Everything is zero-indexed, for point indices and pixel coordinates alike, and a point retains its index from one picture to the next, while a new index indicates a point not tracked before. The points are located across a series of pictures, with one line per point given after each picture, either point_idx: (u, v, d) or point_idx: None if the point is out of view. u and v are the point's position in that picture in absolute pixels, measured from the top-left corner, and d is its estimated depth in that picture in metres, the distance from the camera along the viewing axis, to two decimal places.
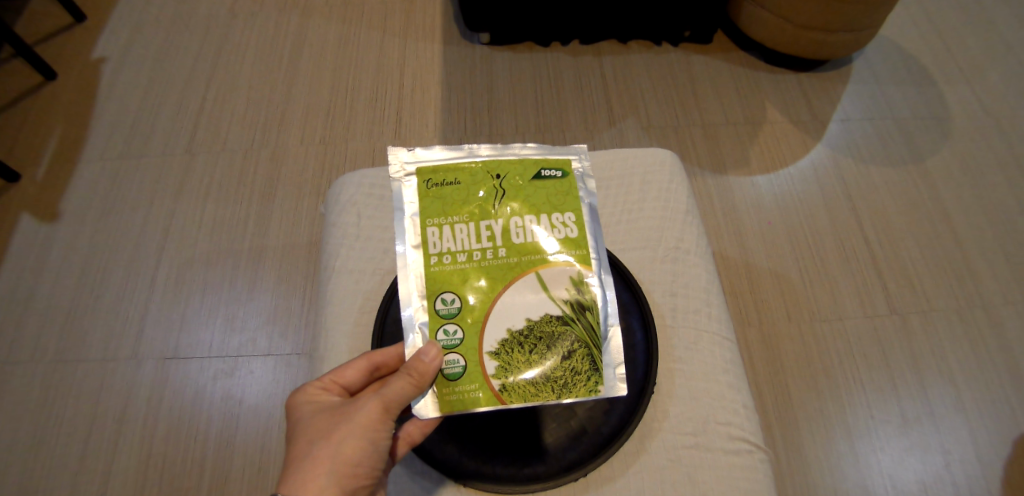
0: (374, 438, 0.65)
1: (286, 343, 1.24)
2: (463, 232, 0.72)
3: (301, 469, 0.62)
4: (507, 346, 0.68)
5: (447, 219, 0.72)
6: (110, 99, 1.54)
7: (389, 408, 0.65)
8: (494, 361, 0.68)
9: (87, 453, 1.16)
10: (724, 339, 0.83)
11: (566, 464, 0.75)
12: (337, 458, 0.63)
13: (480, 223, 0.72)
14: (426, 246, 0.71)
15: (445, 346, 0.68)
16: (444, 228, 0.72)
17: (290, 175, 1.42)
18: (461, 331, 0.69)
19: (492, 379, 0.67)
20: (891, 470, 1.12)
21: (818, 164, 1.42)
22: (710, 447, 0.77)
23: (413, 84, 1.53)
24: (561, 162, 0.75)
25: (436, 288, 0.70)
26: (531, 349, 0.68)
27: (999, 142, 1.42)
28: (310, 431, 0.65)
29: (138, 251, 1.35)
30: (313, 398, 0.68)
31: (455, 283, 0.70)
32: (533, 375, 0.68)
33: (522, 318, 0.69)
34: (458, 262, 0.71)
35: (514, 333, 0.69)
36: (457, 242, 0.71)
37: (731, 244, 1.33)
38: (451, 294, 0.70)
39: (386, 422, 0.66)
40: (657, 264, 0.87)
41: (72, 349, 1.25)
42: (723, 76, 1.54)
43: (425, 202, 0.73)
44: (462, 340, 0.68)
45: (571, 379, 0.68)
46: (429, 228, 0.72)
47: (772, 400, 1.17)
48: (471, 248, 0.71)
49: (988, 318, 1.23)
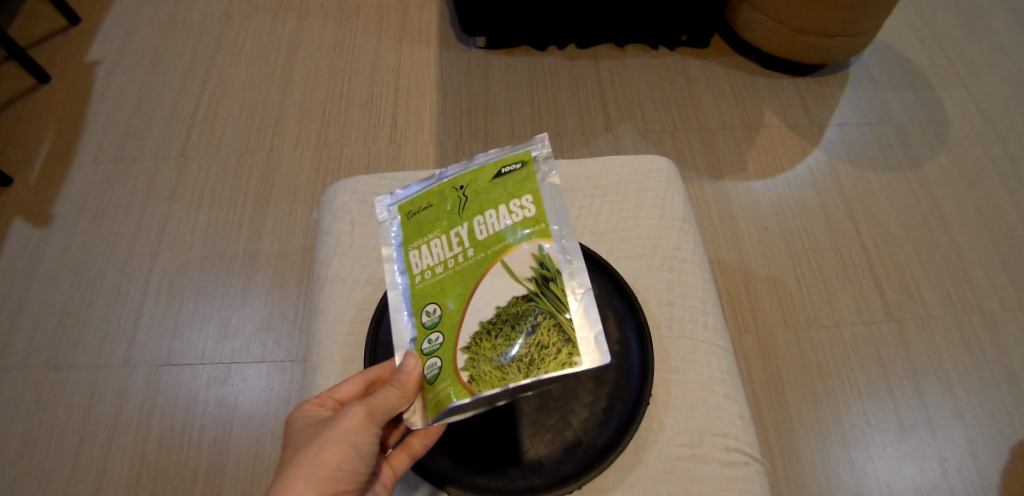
0: (356, 443, 0.63)
1: (281, 349, 1.23)
2: (438, 245, 0.71)
3: (284, 475, 0.61)
4: (477, 337, 0.65)
5: (423, 239, 0.72)
6: (104, 102, 1.53)
7: (374, 413, 0.64)
8: (464, 354, 0.65)
9: (78, 462, 1.15)
10: (720, 349, 0.83)
11: (560, 477, 0.74)
12: (319, 462, 0.61)
13: (450, 232, 0.71)
14: (409, 269, 0.72)
15: (427, 353, 0.67)
16: (421, 248, 0.72)
17: (285, 179, 1.41)
18: (441, 335, 0.67)
19: (461, 372, 0.64)
20: (889, 477, 1.11)
21: (816, 171, 1.41)
22: (707, 459, 0.76)
23: (410, 88, 1.53)
24: (520, 154, 0.74)
25: (419, 304, 0.70)
26: (499, 334, 0.65)
27: (996, 147, 1.42)
28: (298, 441, 0.64)
29: (132, 256, 1.34)
30: (307, 410, 0.67)
31: (435, 293, 0.69)
32: (504, 358, 0.64)
33: (491, 307, 0.67)
34: (438, 274, 0.70)
35: (485, 323, 0.66)
36: (434, 256, 0.71)
37: (729, 251, 1.32)
38: (431, 304, 0.69)
39: (370, 428, 0.64)
40: (654, 273, 0.87)
41: (64, 355, 1.24)
42: (721, 81, 1.54)
43: (403, 229, 0.74)
44: (442, 343, 0.67)
45: (540, 357, 0.63)
46: (409, 252, 0.72)
47: (769, 408, 1.17)
48: (445, 257, 0.70)
49: (985, 324, 1.23)
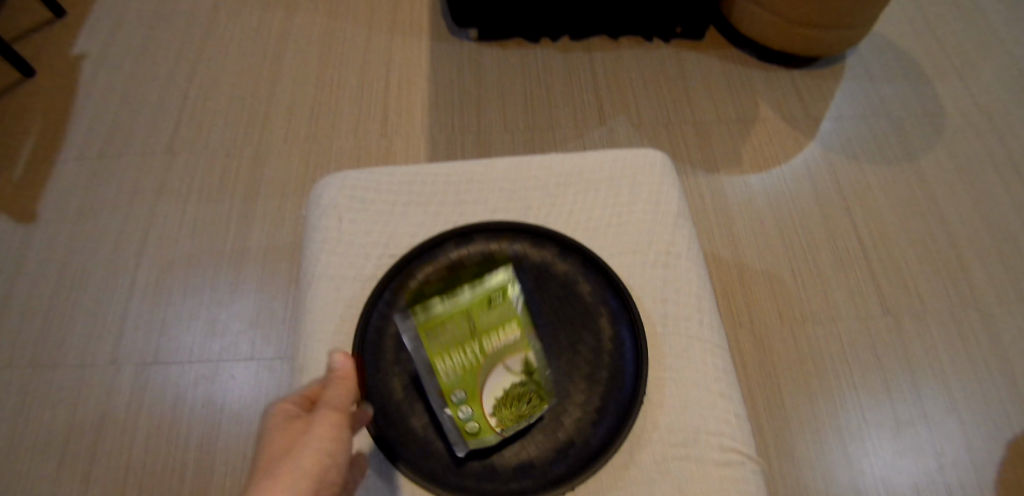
0: (333, 451, 0.61)
1: (270, 347, 1.21)
2: (458, 325, 0.74)
3: (260, 487, 0.57)
4: (507, 399, 0.73)
5: (443, 330, 0.74)
6: (90, 96, 1.50)
7: (343, 413, 0.64)
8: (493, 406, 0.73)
9: (64, 462, 1.13)
10: (716, 347, 0.81)
11: (552, 478, 0.73)
12: (299, 470, 0.58)
13: (467, 314, 0.74)
14: (434, 358, 0.74)
15: (461, 420, 0.73)
16: (442, 338, 0.73)
17: (273, 174, 1.39)
18: (473, 407, 0.73)
19: (491, 417, 0.73)
20: (885, 473, 1.10)
21: (811, 163, 1.40)
22: (702, 459, 0.75)
23: (400, 80, 1.50)
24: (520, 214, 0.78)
25: (446, 390, 0.73)
26: (523, 393, 0.73)
27: (992, 141, 1.41)
28: (269, 449, 0.60)
29: (118, 253, 1.32)
30: (267, 414, 0.64)
31: (463, 372, 0.73)
32: (530, 410, 0.74)
33: (515, 373, 0.74)
34: (464, 357, 0.73)
35: (511, 388, 0.73)
36: (456, 342, 0.74)
37: (723, 245, 1.31)
38: (459, 384, 0.73)
39: (342, 433, 0.63)
40: (647, 269, 0.85)
41: (49, 354, 1.22)
42: (715, 73, 1.52)
43: (424, 329, 0.74)
44: (474, 412, 0.73)
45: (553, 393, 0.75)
46: (432, 342, 0.74)
47: (764, 404, 1.16)
48: (467, 340, 0.74)
49: (982, 318, 1.22)
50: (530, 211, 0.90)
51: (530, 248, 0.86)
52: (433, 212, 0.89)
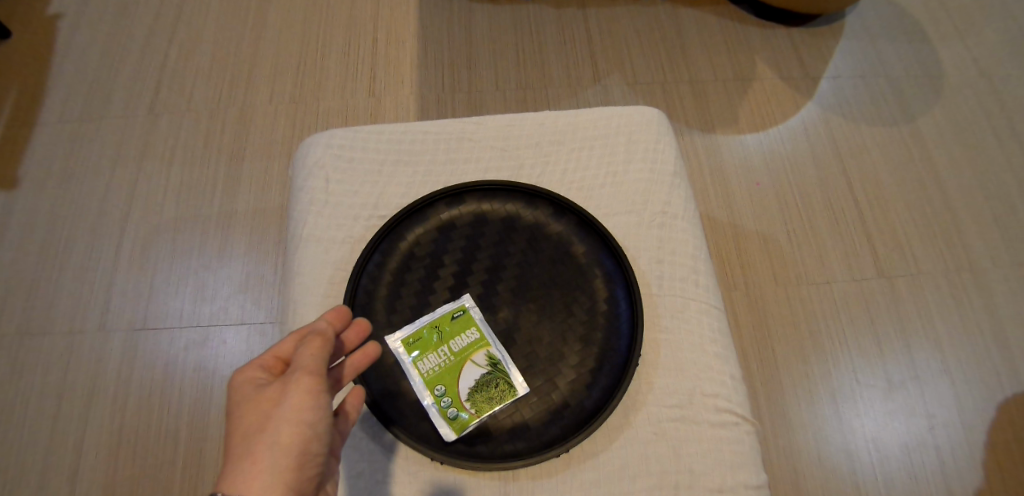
0: (311, 422, 0.60)
1: (261, 312, 1.20)
2: (439, 333, 0.77)
3: (239, 467, 0.56)
4: (482, 386, 0.75)
5: (426, 341, 0.77)
6: (67, 57, 1.45)
7: (319, 378, 0.61)
8: (469, 395, 0.74)
9: (56, 429, 1.12)
10: (712, 308, 0.80)
11: (548, 440, 0.73)
12: (277, 448, 0.57)
13: (446, 323, 0.78)
14: (416, 367, 0.76)
15: (440, 409, 0.74)
16: (424, 345, 0.77)
17: (259, 135, 1.35)
18: (451, 395, 0.74)
19: (466, 404, 0.74)
20: (875, 433, 1.11)
21: (808, 124, 1.37)
22: (697, 420, 0.75)
23: (388, 38, 1.46)
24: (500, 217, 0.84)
25: (427, 385, 0.75)
26: (496, 380, 0.75)
27: (992, 101, 1.38)
28: (245, 424, 0.59)
29: (103, 218, 1.29)
30: (245, 380, 0.62)
31: (443, 369, 0.75)
32: (505, 393, 0.75)
33: (487, 361, 0.76)
34: (444, 359, 0.76)
35: (484, 377, 0.75)
36: (437, 347, 0.77)
37: (719, 206, 1.29)
38: (439, 375, 0.75)
39: (320, 399, 0.61)
40: (643, 230, 0.84)
41: (37, 321, 1.20)
42: (713, 31, 1.48)
43: (408, 343, 0.77)
44: (452, 399, 0.74)
45: (532, 374, 0.77)
46: (414, 352, 0.76)
47: (758, 365, 1.16)
48: (446, 345, 0.77)
49: (976, 279, 1.22)
50: (523, 171, 0.87)
51: (523, 209, 0.84)
52: (423, 172, 0.87)
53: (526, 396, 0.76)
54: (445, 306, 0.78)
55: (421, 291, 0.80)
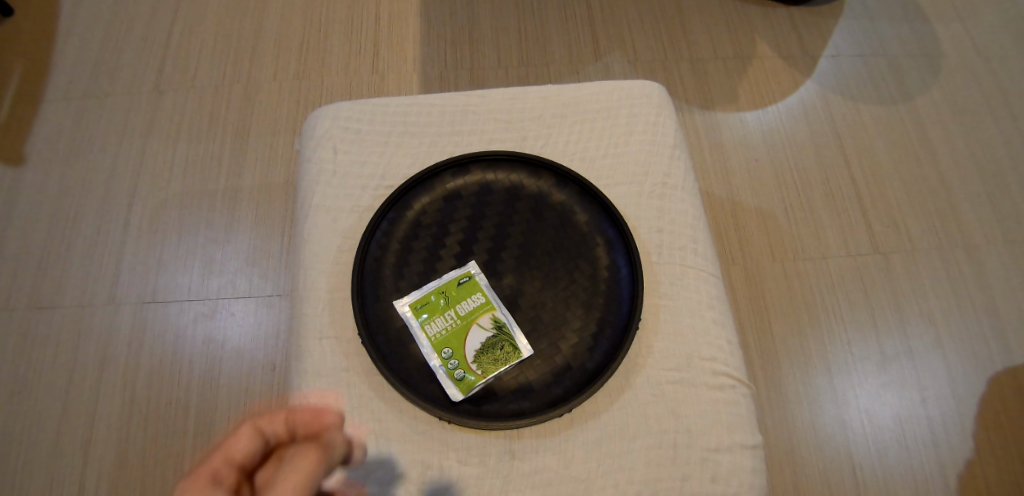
0: None
1: (268, 285, 1.23)
2: (445, 298, 0.79)
3: None
4: (487, 348, 0.77)
5: (433, 306, 0.79)
6: (71, 34, 1.45)
7: None
8: (474, 357, 0.76)
9: (69, 400, 1.15)
10: (710, 276, 0.83)
11: (551, 400, 0.76)
12: None
13: (452, 288, 0.80)
14: (423, 330, 0.78)
15: (447, 371, 0.76)
16: (432, 310, 0.79)
17: (263, 112, 1.37)
18: (457, 357, 0.76)
19: (472, 365, 0.76)
20: (869, 405, 1.14)
21: (807, 102, 1.39)
22: (695, 383, 0.77)
23: (391, 14, 1.46)
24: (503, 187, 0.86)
25: (434, 347, 0.77)
26: (501, 342, 0.77)
27: (988, 79, 1.40)
28: None
29: (110, 194, 1.30)
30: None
31: (449, 332, 0.78)
32: (509, 355, 0.77)
33: (492, 325, 0.78)
34: (450, 322, 0.78)
35: (489, 340, 0.77)
36: (443, 311, 0.79)
37: (718, 183, 1.31)
38: (445, 338, 0.77)
39: None
40: (644, 200, 0.86)
41: (47, 295, 1.22)
42: (713, 8, 1.49)
43: (415, 308, 0.79)
44: (458, 360, 0.76)
45: (536, 338, 0.79)
46: (421, 316, 0.79)
47: (755, 338, 1.18)
48: (452, 309, 0.79)
49: (969, 254, 1.25)
50: (526, 142, 0.89)
51: (527, 179, 0.86)
52: (429, 143, 0.89)
53: (530, 357, 0.78)
54: (451, 273, 0.81)
55: (428, 257, 0.82)
